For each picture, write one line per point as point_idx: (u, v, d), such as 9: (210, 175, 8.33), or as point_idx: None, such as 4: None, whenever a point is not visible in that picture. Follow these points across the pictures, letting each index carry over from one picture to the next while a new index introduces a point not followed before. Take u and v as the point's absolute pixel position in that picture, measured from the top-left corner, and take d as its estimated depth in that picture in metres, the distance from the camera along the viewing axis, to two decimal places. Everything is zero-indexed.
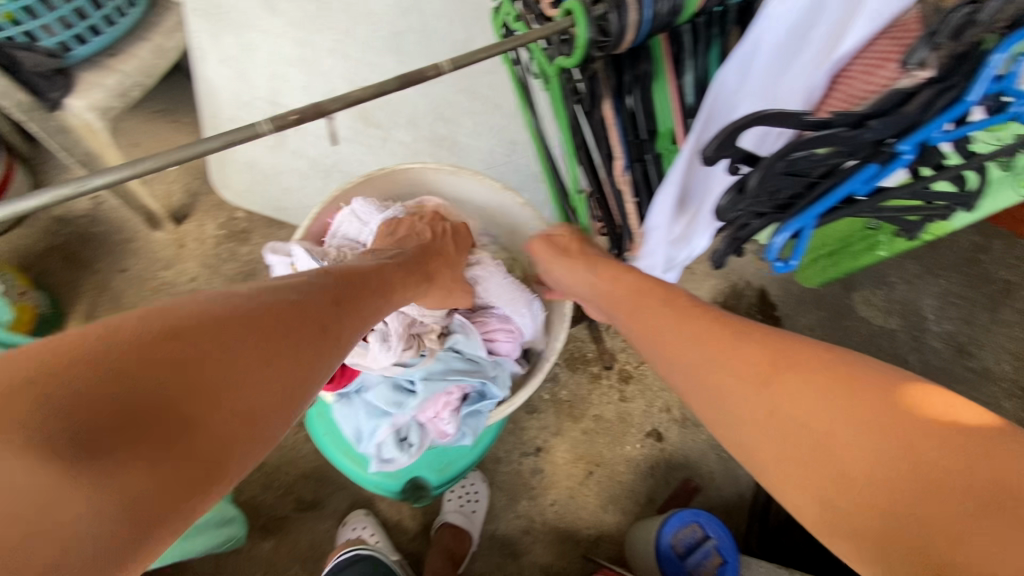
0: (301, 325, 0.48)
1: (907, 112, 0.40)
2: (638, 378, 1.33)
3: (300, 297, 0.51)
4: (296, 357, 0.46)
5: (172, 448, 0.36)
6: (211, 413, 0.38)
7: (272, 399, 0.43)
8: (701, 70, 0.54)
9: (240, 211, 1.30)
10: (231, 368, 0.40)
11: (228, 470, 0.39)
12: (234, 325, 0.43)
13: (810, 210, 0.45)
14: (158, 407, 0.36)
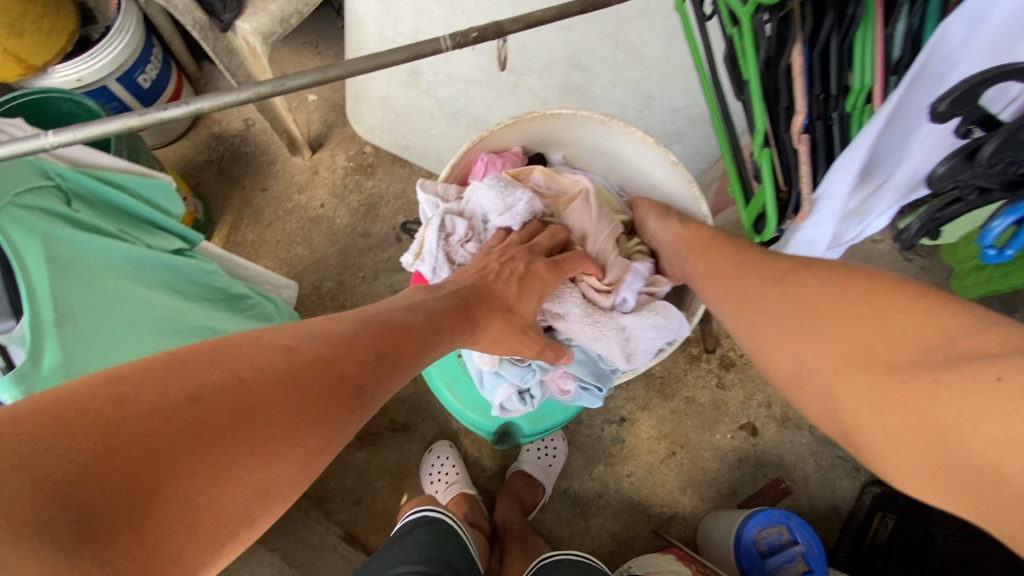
0: (359, 370, 0.55)
1: None
2: (740, 367, 1.26)
3: (340, 351, 0.54)
4: (321, 422, 0.49)
5: (240, 466, 0.43)
6: (272, 441, 0.45)
7: (326, 432, 0.49)
8: (917, 19, 0.46)
9: (369, 146, 1.37)
10: (293, 405, 0.48)
11: (279, 488, 0.46)
12: (264, 395, 0.46)
13: None
14: (232, 431, 0.43)
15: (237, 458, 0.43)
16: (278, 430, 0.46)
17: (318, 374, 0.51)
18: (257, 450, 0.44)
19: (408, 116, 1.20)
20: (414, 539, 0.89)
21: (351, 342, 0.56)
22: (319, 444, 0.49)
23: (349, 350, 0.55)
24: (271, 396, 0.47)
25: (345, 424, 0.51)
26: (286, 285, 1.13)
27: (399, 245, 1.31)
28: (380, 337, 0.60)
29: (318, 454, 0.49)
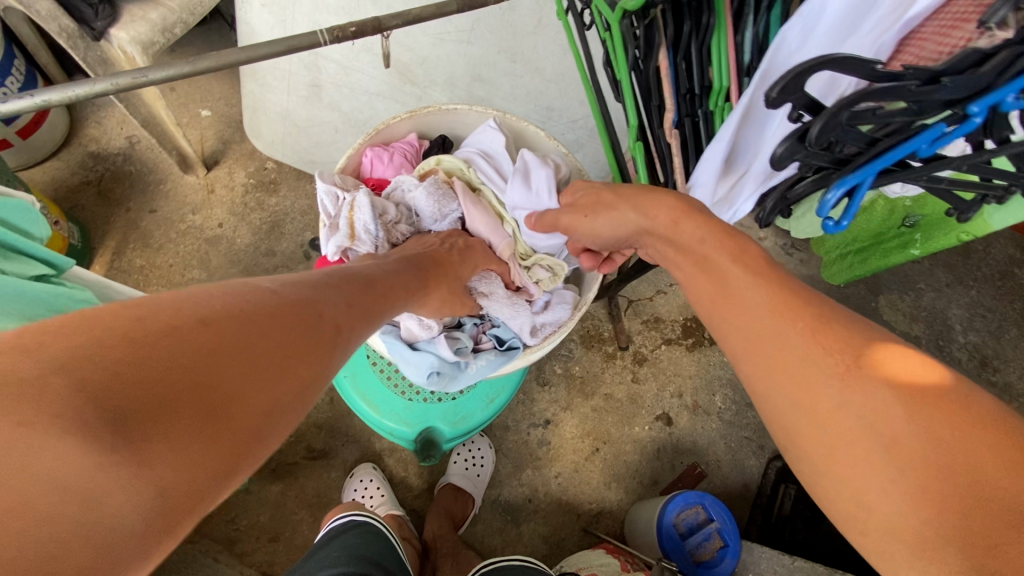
0: (335, 309, 0.52)
1: (982, 73, 0.38)
2: (652, 362, 1.34)
3: (317, 294, 0.52)
4: (313, 353, 0.47)
5: (247, 390, 0.41)
6: (270, 368, 0.43)
7: (318, 364, 0.47)
8: (761, 28, 0.53)
9: (271, 162, 1.31)
10: (285, 335, 0.45)
11: (284, 414, 0.44)
12: (258, 320, 0.44)
13: (870, 166, 0.42)
14: (227, 356, 0.40)
15: (237, 385, 0.40)
16: (273, 357, 0.43)
17: (299, 309, 0.48)
18: (256, 377, 0.41)
19: (311, 131, 1.17)
20: (341, 545, 0.83)
21: (323, 289, 0.54)
22: (313, 374, 0.47)
23: (322, 294, 0.53)
24: (270, 323, 0.44)
25: (331, 358, 0.50)
26: None
27: (308, 263, 1.26)
28: (353, 285, 0.59)
29: (313, 385, 0.47)
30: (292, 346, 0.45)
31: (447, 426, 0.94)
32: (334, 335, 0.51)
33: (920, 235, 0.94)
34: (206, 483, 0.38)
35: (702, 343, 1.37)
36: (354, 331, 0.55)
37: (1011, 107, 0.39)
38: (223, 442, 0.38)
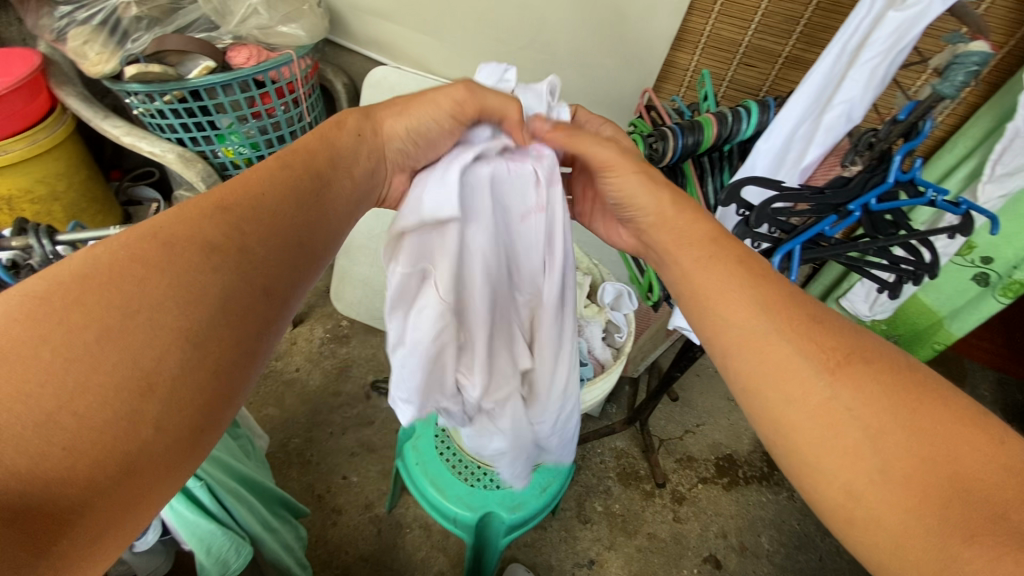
0: (262, 204, 0.46)
1: (851, 188, 0.65)
2: (691, 501, 1.36)
3: (271, 206, 0.47)
4: (248, 281, 0.43)
5: (135, 369, 0.35)
6: (141, 325, 0.36)
7: (228, 286, 0.41)
8: (718, 183, 0.83)
9: (346, 320, 1.58)
10: (146, 279, 0.38)
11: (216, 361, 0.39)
12: (156, 274, 0.38)
13: (799, 237, 0.64)
14: (93, 327, 0.35)
15: (95, 367, 0.34)
16: (132, 316, 0.36)
17: (177, 224, 0.41)
18: (113, 350, 0.35)
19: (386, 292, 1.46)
20: None
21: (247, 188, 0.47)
22: (225, 293, 0.41)
23: (279, 194, 0.48)
24: (170, 268, 0.39)
25: (278, 262, 0.46)
26: (262, 435, 1.15)
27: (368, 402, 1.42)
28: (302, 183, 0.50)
29: (237, 312, 0.41)
30: (206, 285, 0.40)
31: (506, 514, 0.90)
32: (257, 242, 0.44)
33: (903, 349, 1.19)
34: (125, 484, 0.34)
35: (737, 482, 1.41)
36: (303, 222, 0.49)
37: (878, 206, 0.64)
38: (116, 438, 0.34)
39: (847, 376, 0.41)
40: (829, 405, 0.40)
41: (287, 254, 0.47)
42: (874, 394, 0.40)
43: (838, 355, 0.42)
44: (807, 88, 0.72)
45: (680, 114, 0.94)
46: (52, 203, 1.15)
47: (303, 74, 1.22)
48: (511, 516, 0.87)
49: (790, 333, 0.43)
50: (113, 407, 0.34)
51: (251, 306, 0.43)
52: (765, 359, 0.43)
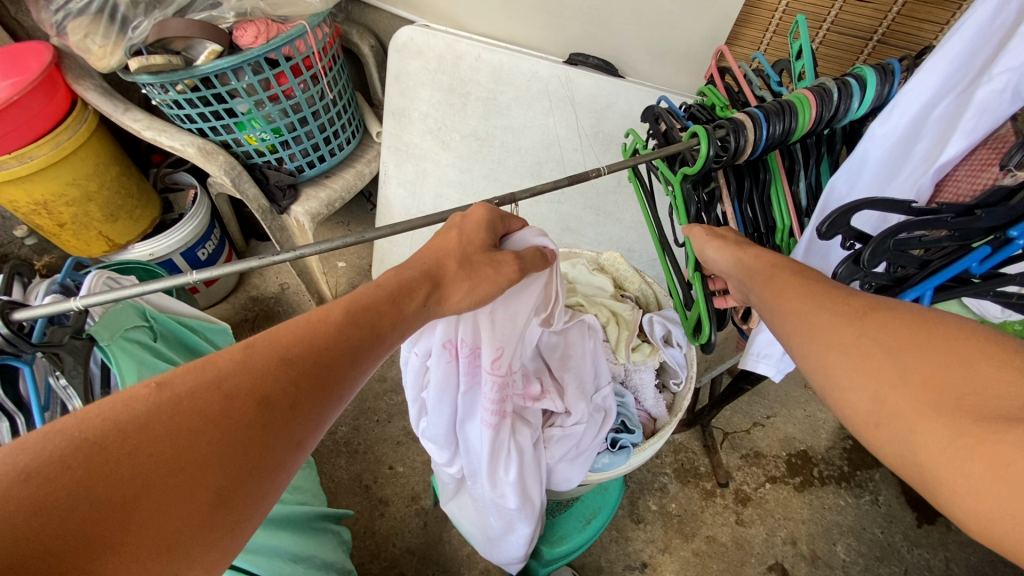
0: (323, 350, 0.48)
1: (1016, 204, 0.45)
2: (757, 502, 1.25)
3: (319, 345, 0.48)
4: (285, 438, 0.44)
5: (170, 517, 0.37)
6: (182, 483, 0.38)
7: (266, 444, 0.43)
8: (813, 177, 0.65)
9: None
10: (200, 432, 0.40)
11: (237, 514, 0.41)
12: (207, 426, 0.40)
13: (929, 280, 0.48)
14: (128, 479, 0.37)
15: (128, 528, 0.36)
16: (178, 472, 0.38)
17: (242, 375, 0.43)
18: (147, 514, 0.37)
19: None
20: None
21: (315, 321, 0.49)
22: (258, 448, 0.42)
23: (326, 332, 0.49)
24: (217, 421, 0.41)
25: (315, 414, 0.46)
26: None
27: None
28: (361, 333, 0.50)
29: (264, 468, 0.43)
30: (248, 441, 0.42)
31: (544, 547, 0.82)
32: (306, 397, 0.46)
33: None
34: None
35: (811, 482, 1.28)
36: (351, 372, 0.49)
37: None
38: None
39: (875, 323, 0.40)
40: (866, 349, 0.39)
41: (327, 408, 0.48)
42: (919, 356, 0.37)
43: (863, 307, 0.41)
44: (948, 56, 0.52)
45: (763, 77, 0.73)
46: (87, 205, 1.13)
47: (320, 46, 1.09)
48: (554, 552, 0.80)
49: (828, 304, 0.42)
50: (141, 558, 0.36)
51: (279, 457, 0.44)
52: (809, 328, 0.43)
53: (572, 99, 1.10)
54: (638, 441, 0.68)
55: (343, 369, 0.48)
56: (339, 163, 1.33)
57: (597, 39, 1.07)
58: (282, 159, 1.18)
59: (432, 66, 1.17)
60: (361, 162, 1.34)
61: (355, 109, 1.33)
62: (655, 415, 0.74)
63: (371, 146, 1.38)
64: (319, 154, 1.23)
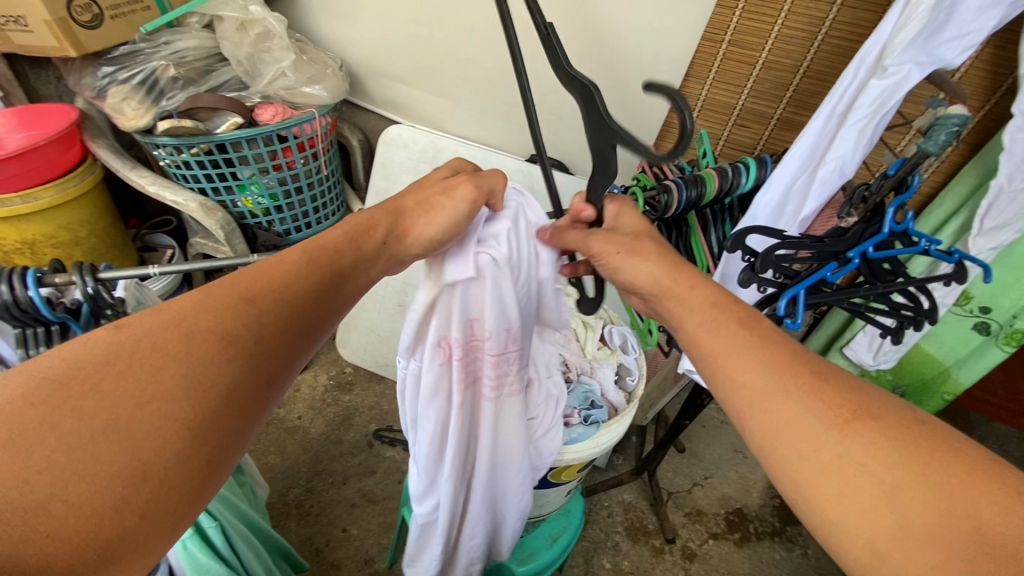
0: (284, 289, 0.50)
1: (850, 237, 0.69)
2: (702, 558, 1.32)
3: (285, 291, 0.50)
4: (260, 368, 0.46)
5: (144, 445, 0.38)
6: (147, 414, 0.38)
7: (238, 377, 0.44)
8: (720, 233, 0.89)
9: (349, 366, 1.57)
10: (161, 367, 0.40)
11: (219, 440, 0.42)
12: (170, 363, 0.41)
13: (800, 283, 0.66)
14: (89, 402, 0.38)
15: (96, 462, 0.36)
16: (143, 405, 0.39)
17: (201, 312, 0.44)
18: (113, 445, 0.37)
19: (391, 338, 1.46)
20: None
21: (274, 263, 0.51)
22: (235, 374, 0.44)
23: (291, 281, 0.51)
24: (179, 352, 0.42)
25: (285, 349, 0.48)
26: (262, 484, 1.12)
27: (369, 450, 1.39)
28: (322, 271, 0.53)
29: (240, 405, 0.44)
30: (212, 372, 0.42)
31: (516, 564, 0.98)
32: (278, 334, 0.48)
33: (913, 400, 1.18)
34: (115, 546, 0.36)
35: (749, 538, 1.36)
36: (316, 314, 0.52)
37: (875, 254, 0.68)
38: (122, 508, 0.36)
39: (856, 434, 0.41)
40: (843, 462, 0.40)
41: (299, 343, 0.50)
42: (888, 452, 0.40)
43: (846, 412, 0.42)
44: (800, 147, 0.77)
45: (681, 169, 0.98)
46: (72, 248, 1.20)
47: (323, 131, 1.27)
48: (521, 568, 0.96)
49: (797, 391, 0.44)
50: (114, 489, 0.36)
51: (254, 394, 0.45)
52: (773, 420, 0.44)
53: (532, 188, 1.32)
54: (604, 419, 0.82)
55: (305, 310, 0.50)
56: (322, 233, 1.47)
57: (553, 145, 1.34)
58: (273, 222, 1.31)
59: (415, 156, 1.38)
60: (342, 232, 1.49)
61: (340, 190, 1.50)
62: (619, 401, 0.88)
63: (351, 221, 1.54)
64: (307, 220, 1.38)
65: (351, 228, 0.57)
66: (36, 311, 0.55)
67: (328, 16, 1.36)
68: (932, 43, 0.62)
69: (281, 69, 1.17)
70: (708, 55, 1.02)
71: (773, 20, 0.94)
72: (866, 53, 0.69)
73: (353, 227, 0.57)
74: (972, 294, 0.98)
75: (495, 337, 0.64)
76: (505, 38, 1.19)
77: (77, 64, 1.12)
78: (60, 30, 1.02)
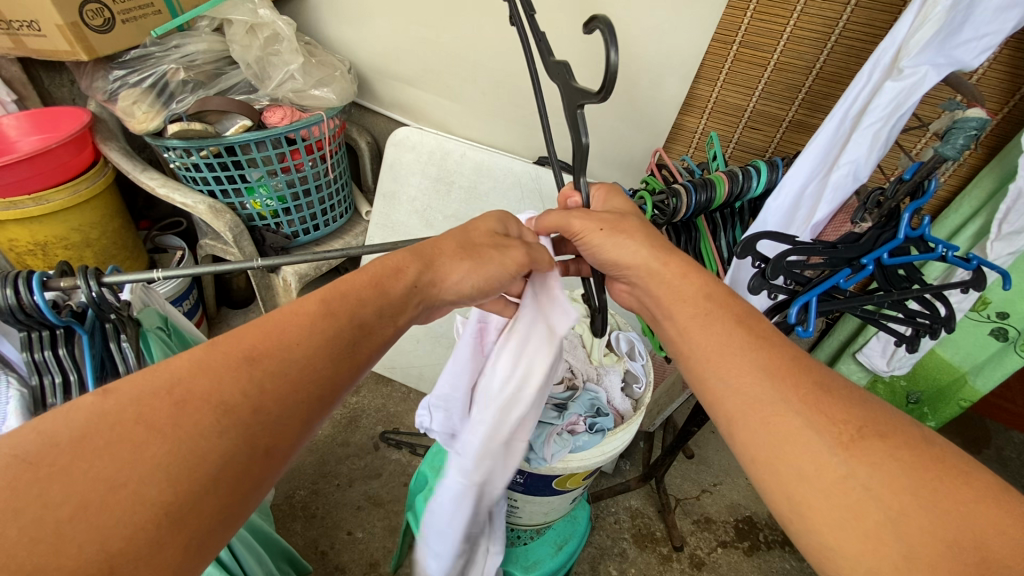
0: (290, 347, 0.46)
1: (864, 243, 0.67)
2: (711, 566, 1.30)
3: (295, 347, 0.46)
4: (259, 442, 0.42)
5: (114, 534, 0.35)
6: (120, 496, 0.36)
7: (228, 453, 0.40)
8: (730, 238, 0.88)
9: (357, 368, 1.57)
10: (142, 444, 0.38)
11: (201, 525, 0.39)
12: (152, 444, 0.38)
13: (812, 291, 0.65)
14: (70, 470, 0.36)
15: (60, 554, 0.33)
16: (116, 487, 0.36)
17: (198, 377, 0.41)
18: (88, 526, 0.34)
19: (398, 341, 1.45)
20: None
21: (283, 316, 0.48)
22: (228, 451, 0.40)
23: (304, 337, 0.47)
24: (166, 433, 0.38)
25: (292, 414, 0.45)
26: (268, 487, 1.12)
27: (375, 453, 1.39)
28: (337, 322, 0.49)
29: (231, 480, 0.40)
30: (198, 451, 0.39)
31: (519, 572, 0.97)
32: (278, 397, 0.44)
33: (928, 408, 1.16)
34: None
35: (759, 546, 1.34)
36: (332, 376, 0.48)
37: (889, 261, 0.66)
38: None
39: (861, 455, 0.41)
40: (845, 485, 0.40)
41: (308, 408, 0.46)
42: (891, 471, 0.40)
43: (851, 431, 0.42)
44: (812, 151, 0.76)
45: (690, 172, 0.97)
46: (84, 249, 1.21)
47: (331, 133, 1.27)
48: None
49: (799, 404, 0.45)
50: None
51: (251, 465, 0.42)
52: (772, 434, 0.44)
53: (540, 191, 1.31)
54: (610, 426, 0.81)
55: (316, 371, 0.46)
56: (330, 234, 1.47)
57: (561, 147, 1.33)
58: (281, 224, 1.32)
59: (422, 159, 1.38)
60: (349, 234, 1.50)
61: (348, 192, 1.51)
62: (626, 408, 0.87)
63: (359, 223, 1.55)
64: (315, 222, 1.38)
65: (380, 271, 0.54)
66: (41, 315, 0.55)
67: (337, 19, 1.37)
68: (950, 43, 0.60)
69: (290, 71, 1.18)
70: (718, 56, 1.01)
71: (785, 20, 0.92)
72: (881, 55, 0.68)
73: (381, 270, 0.54)
74: (989, 299, 0.96)
75: (544, 395, 0.66)
76: (512, 40, 1.18)
77: (89, 68, 1.13)
78: (71, 34, 1.03)
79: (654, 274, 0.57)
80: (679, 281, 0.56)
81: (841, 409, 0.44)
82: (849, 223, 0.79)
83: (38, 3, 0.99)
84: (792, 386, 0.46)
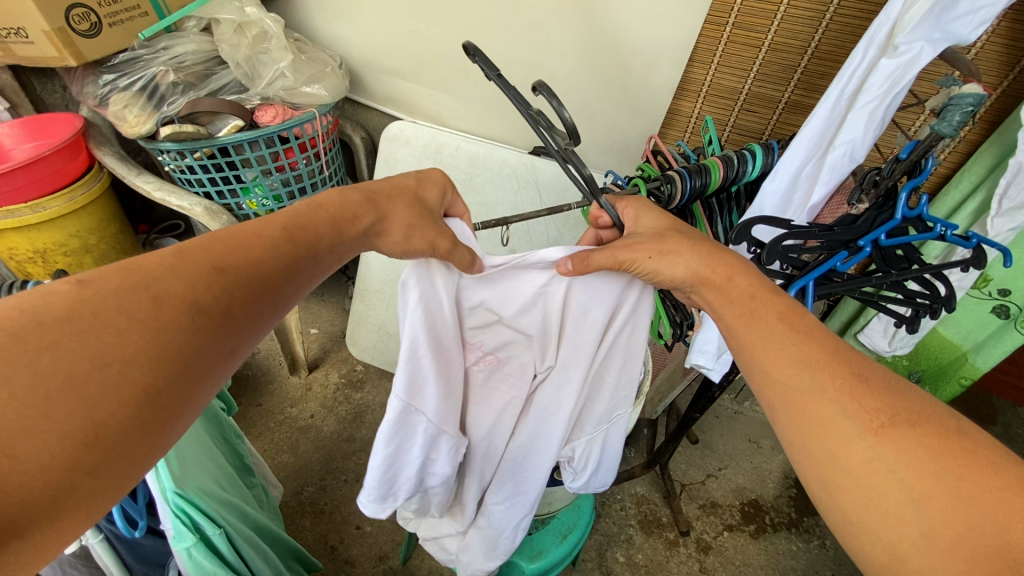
0: (258, 265, 0.49)
1: (861, 225, 0.66)
2: (718, 550, 1.31)
3: (260, 253, 0.50)
4: (224, 343, 0.46)
5: (103, 406, 0.37)
6: (103, 380, 0.37)
7: (202, 349, 0.44)
8: (727, 223, 0.88)
9: (360, 364, 1.58)
10: (126, 332, 0.39)
11: (173, 407, 0.42)
12: (134, 333, 0.40)
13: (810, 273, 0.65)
14: (61, 361, 0.36)
15: (47, 422, 0.35)
16: (100, 368, 0.37)
17: (175, 278, 0.43)
18: (69, 406, 0.36)
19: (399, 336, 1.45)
20: None
21: (250, 236, 0.50)
22: (198, 346, 0.43)
23: (262, 247, 0.50)
24: (149, 326, 0.41)
25: (250, 323, 0.49)
26: (276, 484, 1.13)
27: None
28: (302, 240, 0.53)
29: (200, 371, 0.44)
30: (177, 344, 0.42)
31: (525, 561, 0.97)
32: (243, 303, 0.48)
33: (929, 386, 1.16)
34: (72, 500, 0.36)
35: (765, 529, 1.35)
36: (289, 285, 0.52)
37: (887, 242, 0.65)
38: (80, 465, 0.36)
39: (890, 440, 0.42)
40: (871, 469, 0.42)
41: (266, 314, 0.50)
42: (927, 444, 0.41)
43: (882, 417, 0.43)
44: (808, 133, 0.75)
45: (686, 158, 0.95)
46: (83, 255, 1.22)
47: (324, 130, 1.27)
48: (532, 566, 0.97)
49: (835, 392, 0.45)
50: (60, 451, 0.35)
51: (215, 362, 0.45)
52: (808, 417, 0.45)
53: (536, 181, 1.29)
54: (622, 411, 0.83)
55: (278, 281, 0.51)
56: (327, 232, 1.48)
57: None
58: None
59: (417, 153, 1.37)
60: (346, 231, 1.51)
61: (345, 189, 1.51)
62: None
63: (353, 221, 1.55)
64: None
65: None
66: None
67: (326, 13, 1.35)
68: (945, 18, 0.59)
69: (280, 69, 1.17)
70: (712, 38, 0.99)
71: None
72: (876, 31, 0.66)
73: (337, 212, 0.57)
74: (993, 276, 0.95)
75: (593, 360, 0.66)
76: (503, 31, 1.17)
77: (79, 73, 1.13)
78: (58, 39, 1.03)
79: (705, 282, 0.55)
80: (677, 269, 0.56)
81: (871, 391, 0.45)
82: (847, 204, 0.78)
83: (24, 10, 0.98)
84: (836, 364, 0.47)
